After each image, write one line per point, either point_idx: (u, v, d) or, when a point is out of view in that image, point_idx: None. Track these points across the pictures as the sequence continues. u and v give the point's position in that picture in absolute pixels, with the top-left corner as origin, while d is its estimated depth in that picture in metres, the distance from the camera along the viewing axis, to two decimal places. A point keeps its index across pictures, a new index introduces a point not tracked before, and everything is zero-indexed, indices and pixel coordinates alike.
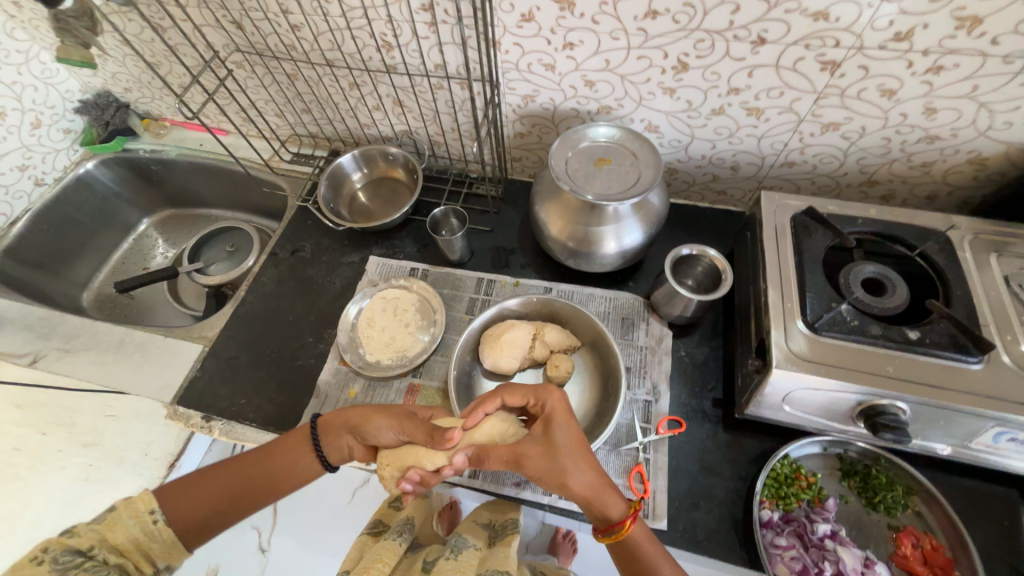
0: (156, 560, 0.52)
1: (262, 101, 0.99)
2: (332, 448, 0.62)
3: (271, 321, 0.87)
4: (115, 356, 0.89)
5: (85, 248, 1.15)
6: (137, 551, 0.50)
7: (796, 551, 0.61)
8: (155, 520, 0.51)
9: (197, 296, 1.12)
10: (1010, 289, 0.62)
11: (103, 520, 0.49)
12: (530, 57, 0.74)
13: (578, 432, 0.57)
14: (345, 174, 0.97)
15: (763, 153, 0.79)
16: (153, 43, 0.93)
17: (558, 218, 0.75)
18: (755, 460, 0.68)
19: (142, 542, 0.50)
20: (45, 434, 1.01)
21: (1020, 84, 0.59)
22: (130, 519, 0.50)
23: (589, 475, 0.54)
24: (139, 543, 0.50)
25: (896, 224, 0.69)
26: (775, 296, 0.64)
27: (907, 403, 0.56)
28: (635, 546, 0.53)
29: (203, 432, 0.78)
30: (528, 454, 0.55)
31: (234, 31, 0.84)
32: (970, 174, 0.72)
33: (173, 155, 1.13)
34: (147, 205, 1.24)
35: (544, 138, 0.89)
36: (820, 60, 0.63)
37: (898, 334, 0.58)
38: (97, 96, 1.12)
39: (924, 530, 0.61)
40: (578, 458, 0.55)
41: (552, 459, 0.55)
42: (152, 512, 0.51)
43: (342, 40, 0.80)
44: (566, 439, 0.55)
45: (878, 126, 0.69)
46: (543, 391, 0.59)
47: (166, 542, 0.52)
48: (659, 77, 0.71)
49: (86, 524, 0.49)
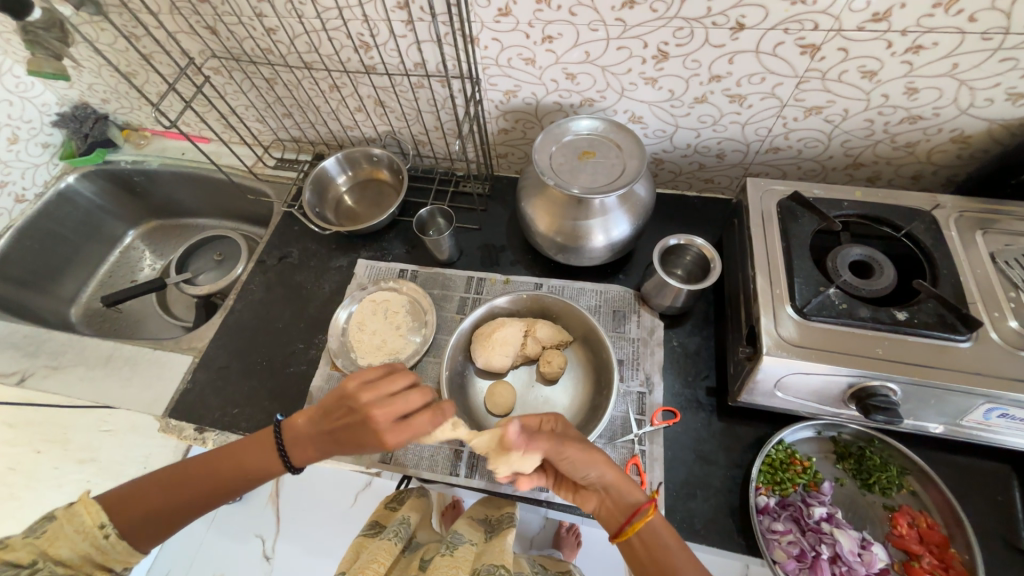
0: (115, 566, 0.51)
1: (243, 106, 0.98)
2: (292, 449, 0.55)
3: (261, 329, 0.86)
4: (105, 371, 0.89)
5: (71, 263, 1.14)
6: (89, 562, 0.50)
7: (792, 535, 0.61)
8: (105, 534, 0.49)
9: (187, 307, 1.11)
10: (996, 265, 0.62)
11: (45, 535, 0.48)
12: (509, 52, 0.73)
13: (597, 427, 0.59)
14: (330, 178, 0.96)
15: (748, 140, 0.79)
16: (127, 53, 0.91)
17: (545, 213, 0.75)
18: (750, 447, 0.68)
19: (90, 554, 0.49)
20: (40, 452, 1.00)
21: (999, 61, 0.59)
22: (76, 533, 0.49)
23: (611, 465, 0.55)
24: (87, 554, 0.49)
25: (882, 206, 0.69)
26: (763, 282, 0.63)
27: (898, 383, 0.56)
28: (660, 541, 0.50)
29: (196, 443, 0.77)
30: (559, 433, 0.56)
31: (209, 36, 0.83)
32: (954, 153, 0.72)
33: (155, 165, 1.12)
34: (132, 217, 1.22)
35: (529, 133, 0.88)
36: (799, 44, 0.62)
37: (886, 315, 0.59)
38: (75, 109, 1.10)
39: (920, 509, 0.62)
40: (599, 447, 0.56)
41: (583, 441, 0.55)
42: (102, 527, 0.49)
43: (319, 42, 0.79)
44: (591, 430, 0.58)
45: (860, 108, 0.69)
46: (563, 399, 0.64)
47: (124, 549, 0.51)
48: (640, 67, 0.70)
49: (24, 537, 0.48)
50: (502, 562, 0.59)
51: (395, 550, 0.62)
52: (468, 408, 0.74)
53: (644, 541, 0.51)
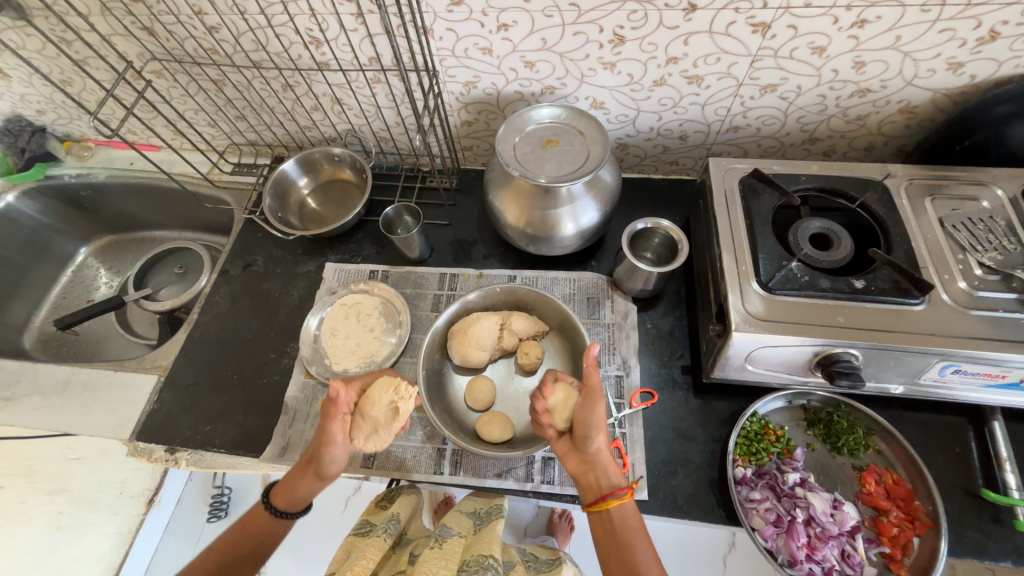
0: None
1: (191, 111, 0.94)
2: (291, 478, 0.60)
3: (228, 342, 0.83)
4: (64, 398, 0.84)
5: (19, 287, 1.08)
6: None
7: (769, 502, 0.63)
8: None
9: (150, 324, 1.07)
10: (945, 230, 0.65)
11: None
12: (465, 42, 0.71)
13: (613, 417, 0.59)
14: (290, 181, 0.93)
15: (708, 120, 0.80)
16: (59, 59, 0.86)
17: (513, 204, 0.74)
18: (726, 421, 0.70)
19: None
20: (3, 487, 0.95)
21: (938, 32, 0.61)
22: None
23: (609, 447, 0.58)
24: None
25: (838, 178, 0.71)
26: (729, 260, 0.65)
27: (859, 349, 0.58)
28: (625, 525, 0.54)
29: (168, 464, 0.75)
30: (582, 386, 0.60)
31: (147, 38, 0.79)
32: (902, 123, 0.75)
33: (102, 178, 1.06)
34: (82, 234, 1.16)
35: (492, 124, 0.87)
36: (750, 23, 0.63)
37: (845, 284, 0.61)
38: (7, 122, 1.03)
39: (885, 466, 0.65)
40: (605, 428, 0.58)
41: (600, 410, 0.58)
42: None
43: (266, 40, 0.75)
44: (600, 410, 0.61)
45: (812, 84, 0.70)
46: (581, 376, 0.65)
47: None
48: (597, 52, 0.70)
49: None
50: (491, 552, 0.59)
51: (384, 546, 0.60)
52: (449, 406, 0.74)
53: (611, 518, 0.55)
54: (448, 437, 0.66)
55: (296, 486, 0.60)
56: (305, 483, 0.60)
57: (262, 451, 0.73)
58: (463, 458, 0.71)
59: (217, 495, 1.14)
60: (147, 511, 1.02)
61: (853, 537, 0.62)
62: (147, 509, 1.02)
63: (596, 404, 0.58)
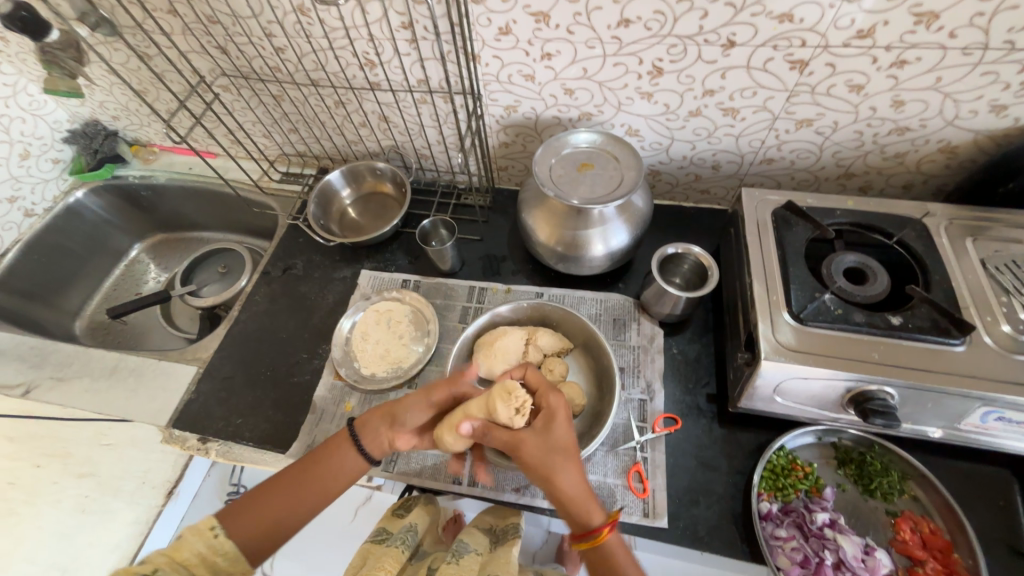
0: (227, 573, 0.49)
1: (249, 122, 1.01)
2: (373, 443, 0.60)
3: (265, 340, 0.87)
4: (108, 382, 0.89)
5: (76, 276, 1.15)
6: (203, 565, 0.48)
7: (795, 541, 0.61)
8: (217, 533, 0.49)
9: (190, 319, 1.12)
10: (987, 271, 0.64)
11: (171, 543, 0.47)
12: (510, 68, 0.75)
13: (575, 437, 0.58)
14: (334, 192, 0.98)
15: (742, 151, 0.81)
16: (140, 71, 0.95)
17: (546, 223, 0.76)
18: (751, 454, 0.68)
19: (207, 556, 0.48)
20: (40, 467, 0.98)
21: (982, 74, 0.61)
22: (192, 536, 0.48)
23: (577, 478, 0.54)
24: (205, 559, 0.48)
25: (874, 214, 0.71)
26: (760, 289, 0.65)
27: (895, 387, 0.56)
28: (614, 559, 0.51)
29: (199, 454, 0.77)
30: (526, 442, 0.56)
31: (219, 55, 0.86)
32: (942, 163, 0.74)
33: (162, 180, 1.14)
34: (138, 231, 1.24)
35: (528, 147, 0.90)
36: (788, 59, 0.65)
37: (881, 320, 0.60)
38: (86, 126, 1.13)
39: (922, 514, 0.62)
40: (571, 459, 0.55)
41: (537, 451, 0.56)
42: (212, 528, 0.50)
43: (326, 61, 0.82)
44: (563, 439, 0.56)
45: (849, 120, 0.71)
46: (551, 390, 0.61)
47: (230, 556, 0.49)
48: (635, 82, 0.73)
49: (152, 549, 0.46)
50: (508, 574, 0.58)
51: (401, 558, 0.60)
52: None
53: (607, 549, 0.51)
54: None
55: (378, 432, 0.60)
56: (377, 429, 0.61)
57: (288, 447, 0.75)
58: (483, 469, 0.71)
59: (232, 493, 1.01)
60: (165, 503, 1.00)
61: None
62: (166, 501, 0.99)
63: (551, 432, 0.57)
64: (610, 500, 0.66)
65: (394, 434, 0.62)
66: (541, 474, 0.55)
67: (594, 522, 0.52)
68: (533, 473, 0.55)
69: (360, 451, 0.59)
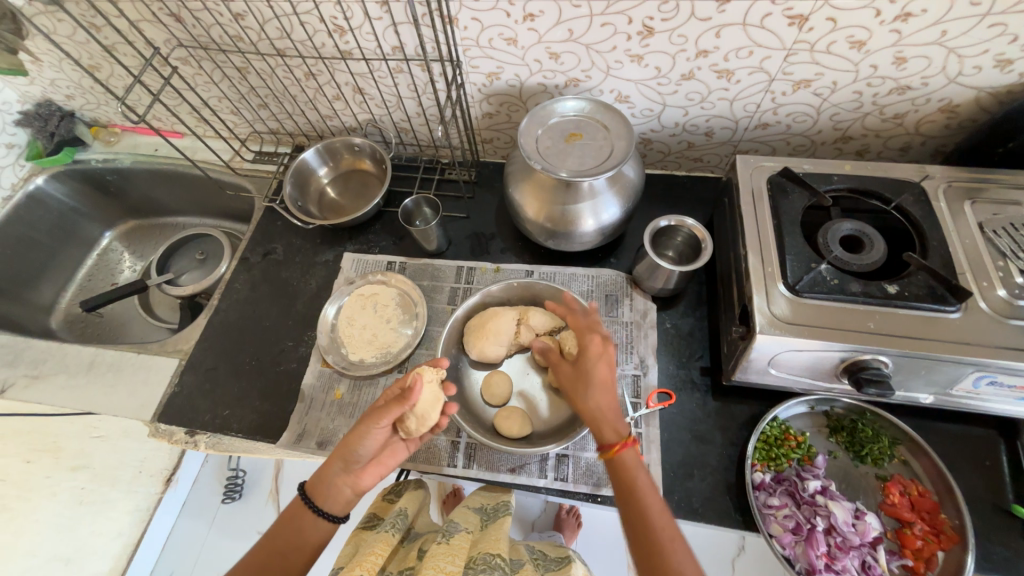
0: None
1: (215, 99, 0.95)
2: (324, 495, 0.55)
3: (248, 329, 0.84)
4: (87, 378, 0.87)
5: (46, 268, 1.10)
6: None
7: (788, 509, 0.62)
8: None
9: (170, 308, 1.08)
10: (984, 235, 0.62)
11: None
12: (490, 31, 0.70)
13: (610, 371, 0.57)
14: (311, 171, 0.93)
15: (736, 116, 0.77)
16: (89, 44, 0.88)
17: (534, 198, 0.73)
18: (745, 425, 0.68)
19: None
20: (30, 462, 0.93)
21: (988, 26, 0.58)
22: None
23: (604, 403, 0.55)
24: None
25: (870, 179, 0.69)
26: (755, 261, 0.63)
27: (890, 356, 0.56)
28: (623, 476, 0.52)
29: (188, 447, 0.76)
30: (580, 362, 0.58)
31: (173, 24, 0.79)
32: (941, 123, 0.72)
33: (128, 163, 1.08)
34: (109, 219, 1.18)
35: (514, 117, 0.86)
36: (787, 14, 0.61)
37: (877, 290, 0.59)
38: (38, 106, 1.05)
39: (911, 477, 0.63)
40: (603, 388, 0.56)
41: (600, 369, 0.56)
42: None
43: (290, 28, 0.75)
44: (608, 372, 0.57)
45: (848, 79, 0.68)
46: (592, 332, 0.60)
47: None
48: (625, 44, 0.68)
49: None
50: (498, 551, 0.57)
51: (392, 541, 0.58)
52: (465, 400, 0.74)
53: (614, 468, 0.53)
54: (467, 432, 0.65)
55: (334, 481, 0.55)
56: (330, 474, 0.56)
57: (278, 438, 0.74)
58: (477, 451, 0.70)
59: (231, 478, 1.15)
60: (165, 489, 1.07)
61: (875, 548, 0.60)
62: (166, 488, 1.07)
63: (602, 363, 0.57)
64: (606, 476, 0.66)
65: (344, 476, 0.56)
66: (591, 385, 0.56)
67: (610, 438, 0.53)
68: (585, 382, 0.57)
69: (320, 514, 0.54)
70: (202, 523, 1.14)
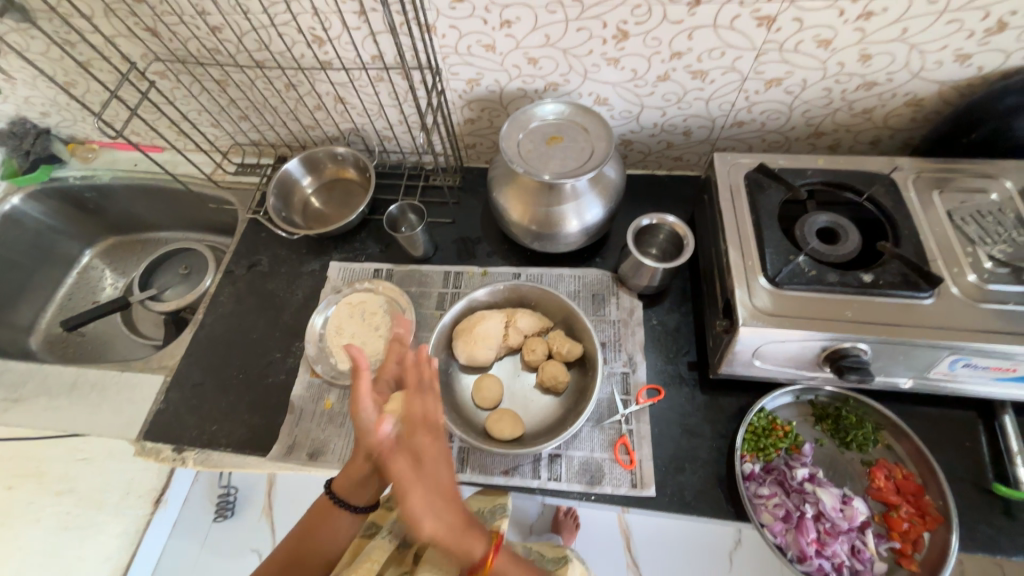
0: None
1: (195, 112, 0.94)
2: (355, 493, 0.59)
3: (234, 342, 0.83)
4: (70, 399, 0.85)
5: (24, 289, 1.08)
6: None
7: (778, 498, 0.63)
8: None
9: (154, 325, 1.07)
10: (952, 223, 0.65)
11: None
12: (468, 39, 0.71)
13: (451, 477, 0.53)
14: (294, 181, 0.93)
15: (713, 115, 0.79)
16: (63, 61, 0.87)
17: (517, 202, 0.74)
18: (733, 418, 0.69)
19: None
20: (12, 489, 0.93)
21: (946, 23, 0.60)
22: None
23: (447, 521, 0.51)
24: None
25: (843, 172, 0.71)
26: (735, 256, 0.64)
27: (868, 343, 0.57)
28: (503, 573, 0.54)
29: (176, 465, 0.74)
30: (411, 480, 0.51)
31: (150, 38, 0.79)
32: (908, 116, 0.74)
33: (107, 179, 1.06)
34: (89, 236, 1.16)
35: (496, 122, 0.87)
36: (755, 16, 0.63)
37: (854, 279, 0.60)
38: (12, 124, 1.03)
39: (895, 461, 0.64)
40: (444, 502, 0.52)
41: (426, 489, 0.51)
42: None
43: (269, 39, 0.76)
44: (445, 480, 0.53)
45: (817, 77, 0.70)
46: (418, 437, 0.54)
47: None
48: (601, 48, 0.70)
49: None
50: None
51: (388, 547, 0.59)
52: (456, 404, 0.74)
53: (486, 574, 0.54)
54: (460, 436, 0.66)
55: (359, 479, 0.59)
56: (358, 474, 0.59)
57: (268, 451, 0.73)
58: (469, 454, 0.70)
59: (223, 495, 1.10)
60: (155, 510, 1.03)
61: (863, 533, 0.61)
62: (156, 508, 1.02)
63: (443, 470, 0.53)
64: (599, 474, 0.67)
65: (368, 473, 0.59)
66: (428, 507, 0.50)
67: (478, 552, 0.51)
68: (425, 505, 0.50)
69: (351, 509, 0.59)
70: (190, 543, 1.08)
